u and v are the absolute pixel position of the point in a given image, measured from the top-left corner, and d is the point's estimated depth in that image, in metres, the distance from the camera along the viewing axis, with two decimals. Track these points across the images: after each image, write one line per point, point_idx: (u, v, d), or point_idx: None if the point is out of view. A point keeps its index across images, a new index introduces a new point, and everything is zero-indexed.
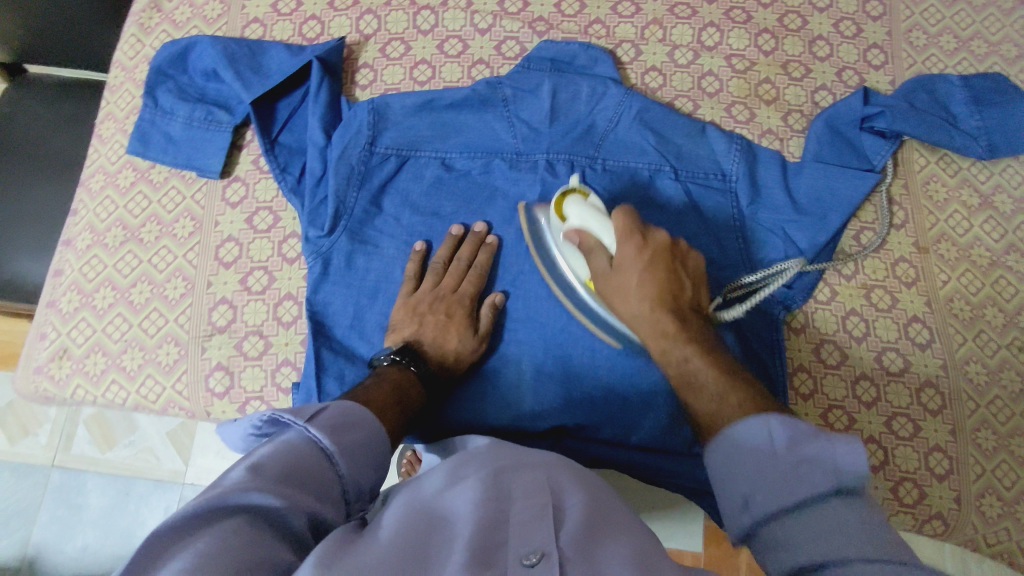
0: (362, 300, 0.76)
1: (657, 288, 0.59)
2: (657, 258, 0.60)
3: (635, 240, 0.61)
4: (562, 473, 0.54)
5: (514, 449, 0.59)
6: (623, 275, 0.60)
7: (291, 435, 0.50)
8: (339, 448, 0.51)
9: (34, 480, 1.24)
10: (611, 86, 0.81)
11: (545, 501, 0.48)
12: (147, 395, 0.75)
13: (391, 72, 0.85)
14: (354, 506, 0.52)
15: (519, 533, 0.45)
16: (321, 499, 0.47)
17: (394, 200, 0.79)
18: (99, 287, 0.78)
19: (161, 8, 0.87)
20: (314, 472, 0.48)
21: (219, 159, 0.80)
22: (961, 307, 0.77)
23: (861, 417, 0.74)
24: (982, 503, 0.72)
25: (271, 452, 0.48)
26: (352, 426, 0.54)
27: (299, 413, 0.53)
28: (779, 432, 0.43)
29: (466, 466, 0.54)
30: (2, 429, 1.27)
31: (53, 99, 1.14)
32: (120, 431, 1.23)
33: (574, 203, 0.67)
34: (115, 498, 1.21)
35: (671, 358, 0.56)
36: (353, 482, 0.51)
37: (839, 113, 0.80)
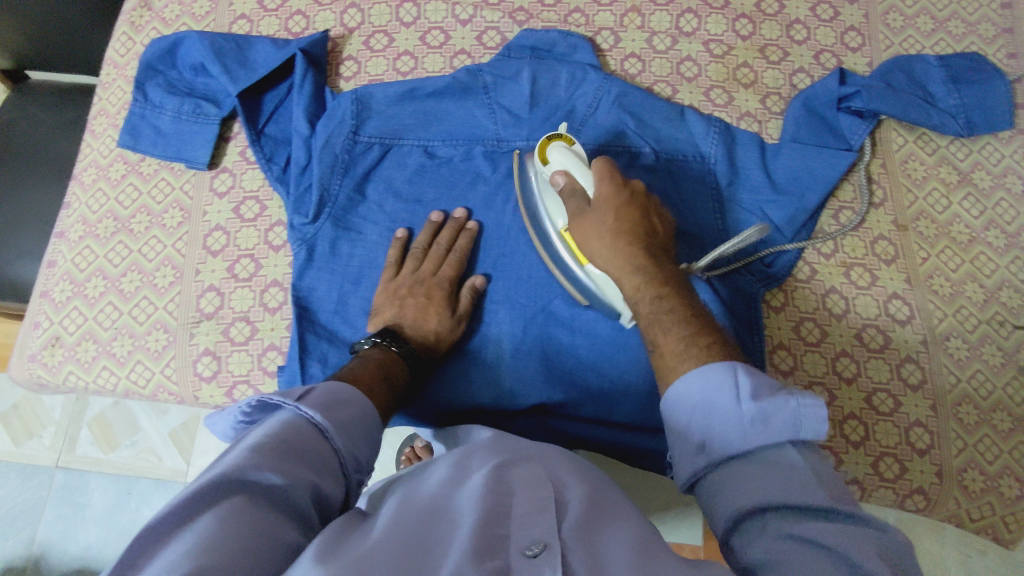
0: (346, 286, 0.78)
1: (631, 226, 0.60)
2: (633, 201, 0.61)
3: (614, 183, 0.62)
4: (562, 468, 0.55)
5: (513, 443, 0.60)
6: (600, 212, 0.61)
7: (284, 416, 0.50)
8: (332, 424, 0.52)
9: (38, 480, 1.26)
10: (590, 71, 0.82)
11: (546, 495, 0.49)
12: (137, 381, 0.77)
13: (374, 63, 0.87)
14: (352, 479, 0.52)
15: (519, 526, 0.46)
16: (321, 474, 0.48)
17: (378, 188, 0.81)
18: (90, 277, 0.80)
19: (151, 6, 0.90)
20: (311, 448, 0.49)
21: (207, 151, 0.82)
22: (941, 283, 0.77)
23: (841, 393, 0.75)
24: (964, 477, 0.72)
25: (262, 435, 0.48)
26: (343, 402, 0.54)
27: (288, 395, 0.52)
28: (743, 384, 0.47)
29: (468, 462, 0.55)
30: (7, 430, 1.29)
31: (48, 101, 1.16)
32: (122, 432, 1.25)
33: (559, 148, 0.67)
34: (117, 496, 1.23)
35: (643, 293, 0.57)
36: (350, 456, 0.52)
37: (817, 93, 0.81)
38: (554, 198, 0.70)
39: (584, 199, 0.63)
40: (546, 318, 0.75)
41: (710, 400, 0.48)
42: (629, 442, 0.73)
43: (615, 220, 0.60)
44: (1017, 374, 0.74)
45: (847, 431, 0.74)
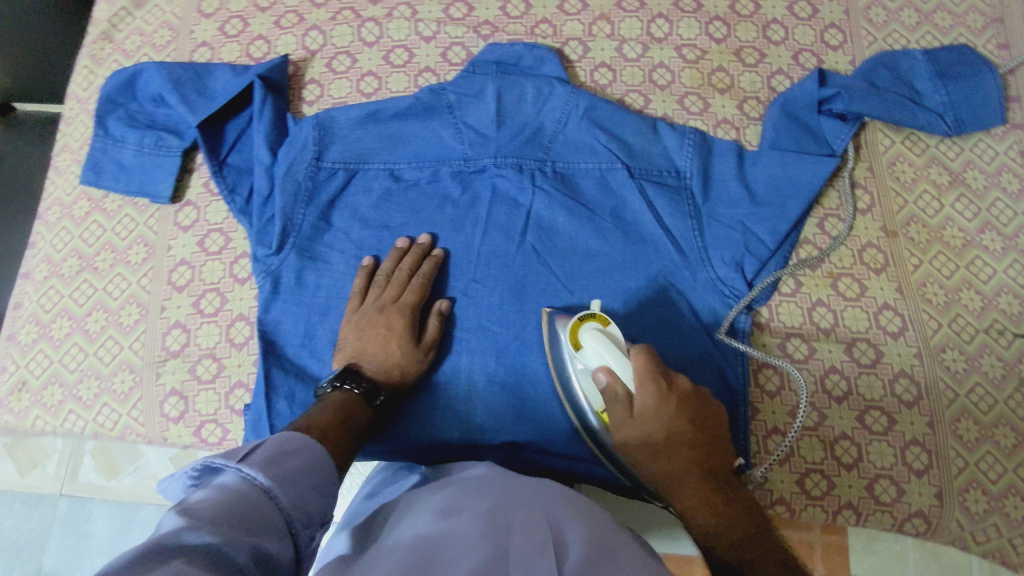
0: (313, 317, 0.75)
1: (686, 439, 0.57)
2: (682, 407, 0.58)
3: (658, 384, 0.58)
4: (558, 504, 0.52)
5: (511, 478, 0.58)
6: (651, 428, 0.58)
7: (228, 479, 0.48)
8: (275, 480, 0.49)
9: (41, 510, 1.25)
10: (556, 85, 0.79)
11: (543, 536, 0.46)
12: (104, 423, 0.75)
13: (338, 86, 0.85)
14: (302, 535, 0.49)
15: (520, 567, 0.44)
16: (261, 532, 0.45)
17: (344, 215, 0.78)
18: (56, 318, 0.78)
19: (112, 38, 0.89)
20: (254, 508, 0.46)
21: (169, 185, 0.80)
22: (934, 291, 0.73)
23: (831, 413, 0.71)
24: (966, 498, 0.68)
25: (207, 497, 0.45)
26: (289, 455, 0.52)
27: (231, 455, 0.50)
28: None
29: (462, 500, 0.53)
30: (10, 461, 1.25)
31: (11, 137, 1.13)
32: (124, 461, 1.23)
33: (592, 332, 0.63)
34: (120, 525, 1.22)
35: (717, 537, 0.55)
36: (297, 511, 0.49)
37: (795, 97, 0.77)
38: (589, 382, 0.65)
39: (627, 403, 0.59)
40: (519, 347, 0.73)
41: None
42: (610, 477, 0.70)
43: (666, 435, 0.57)
44: (1019, 386, 0.70)
45: (839, 454, 0.70)
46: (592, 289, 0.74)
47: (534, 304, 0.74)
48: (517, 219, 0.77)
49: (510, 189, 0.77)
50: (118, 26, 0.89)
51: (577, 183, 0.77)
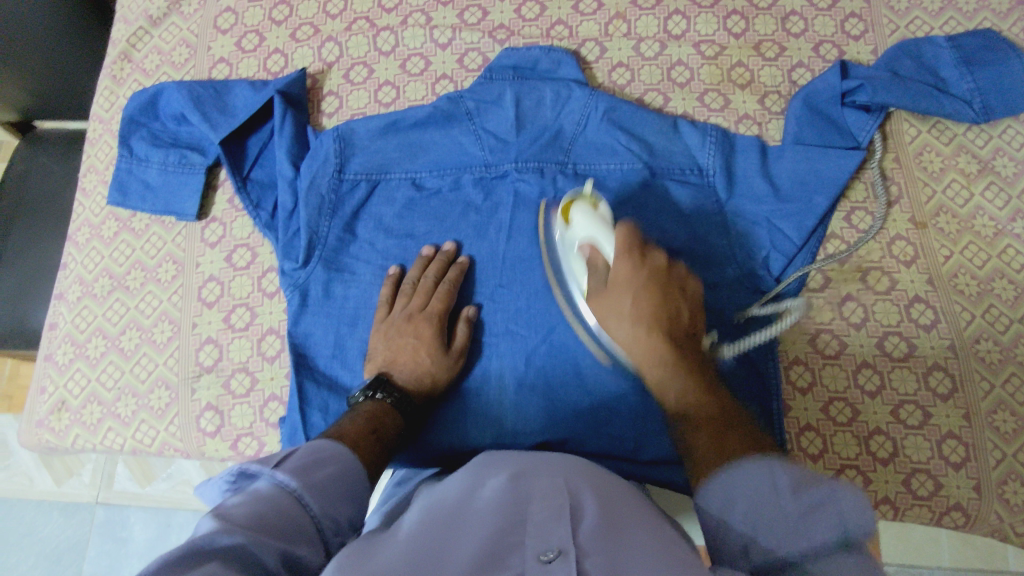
0: (343, 329, 0.76)
1: (650, 309, 0.61)
2: (653, 278, 0.62)
3: (633, 256, 0.63)
4: (578, 478, 0.53)
5: (530, 454, 0.59)
6: (620, 293, 0.62)
7: (262, 485, 0.49)
8: (307, 487, 0.50)
9: (80, 517, 1.27)
10: (575, 88, 0.78)
11: (563, 504, 0.48)
12: (143, 439, 0.76)
13: (356, 96, 0.85)
14: (333, 542, 0.50)
15: (536, 533, 0.45)
16: (294, 539, 0.46)
17: (368, 225, 0.79)
18: (91, 337, 0.80)
19: (132, 58, 0.90)
20: (286, 515, 0.47)
21: (194, 203, 0.81)
22: (966, 282, 0.73)
23: (865, 407, 0.71)
24: (1005, 490, 0.68)
25: (241, 502, 0.46)
26: (322, 462, 0.53)
27: (265, 461, 0.51)
28: (782, 478, 0.46)
29: (485, 474, 0.54)
30: (49, 472, 1.30)
31: (30, 154, 1.15)
32: (158, 466, 1.26)
33: (580, 210, 0.67)
34: (158, 529, 1.24)
35: (667, 388, 0.58)
36: (327, 519, 0.50)
37: (817, 90, 0.77)
38: (578, 260, 0.68)
39: (603, 274, 0.64)
40: (547, 350, 0.73)
41: (749, 496, 0.46)
42: (641, 474, 0.71)
43: (632, 302, 0.61)
44: None
45: (874, 448, 0.70)
46: None
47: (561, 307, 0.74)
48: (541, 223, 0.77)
49: (531, 191, 0.77)
50: (137, 45, 0.90)
51: (600, 184, 0.77)
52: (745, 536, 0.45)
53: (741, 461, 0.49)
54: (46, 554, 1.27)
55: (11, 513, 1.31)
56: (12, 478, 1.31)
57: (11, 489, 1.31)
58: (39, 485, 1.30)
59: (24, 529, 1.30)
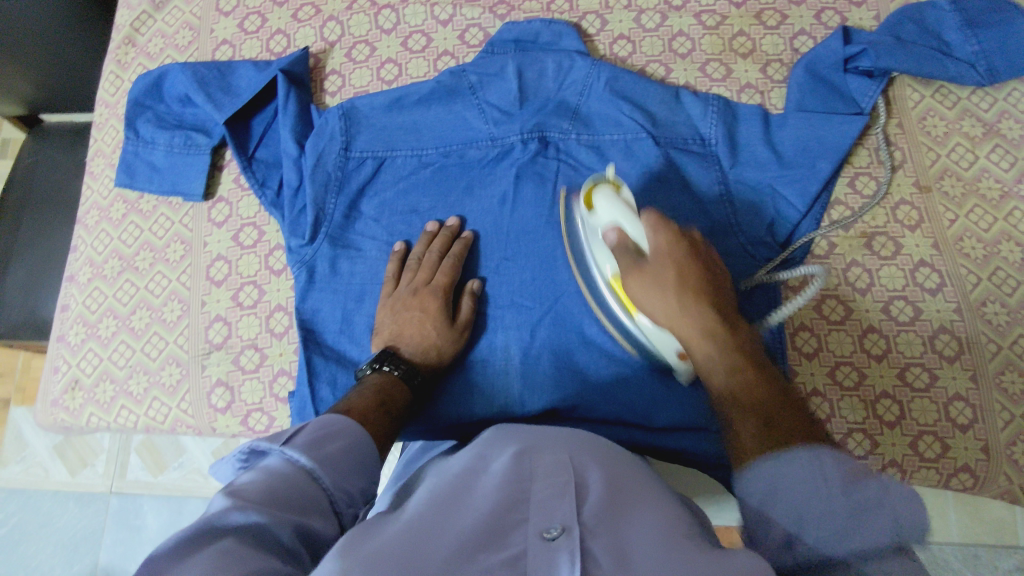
0: (350, 304, 0.77)
1: (691, 286, 0.57)
2: (689, 254, 0.59)
3: (669, 233, 0.59)
4: (582, 450, 0.54)
5: (533, 428, 0.59)
6: (660, 273, 0.58)
7: (271, 462, 0.49)
8: (318, 461, 0.50)
9: (95, 506, 1.29)
10: (577, 58, 0.78)
11: (567, 478, 0.49)
12: (155, 416, 0.78)
13: (358, 75, 0.85)
14: (346, 513, 0.50)
15: (540, 510, 0.46)
16: (308, 513, 0.47)
17: (373, 202, 0.79)
18: (102, 317, 0.81)
19: (136, 42, 0.90)
20: (298, 489, 0.47)
21: (201, 183, 0.82)
22: (972, 246, 0.72)
23: (871, 372, 0.71)
24: (1014, 451, 0.68)
25: (253, 479, 0.47)
26: (331, 436, 0.53)
27: (275, 438, 0.51)
28: (833, 468, 0.44)
29: (489, 451, 0.55)
30: (64, 462, 1.32)
31: (38, 146, 1.16)
32: (169, 454, 1.28)
33: (604, 195, 0.64)
34: (170, 517, 1.25)
35: (714, 365, 0.55)
36: (339, 491, 0.50)
37: (820, 57, 0.76)
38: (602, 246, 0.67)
39: (637, 254, 0.59)
40: (552, 321, 0.74)
41: (800, 489, 0.43)
42: (649, 443, 0.71)
43: (675, 280, 0.57)
44: None
45: (880, 412, 0.70)
46: None
47: (566, 277, 0.75)
48: (545, 196, 0.77)
49: (535, 164, 0.77)
50: (141, 29, 0.91)
51: (604, 155, 0.77)
52: (793, 526, 0.42)
53: (796, 451, 0.45)
54: (62, 543, 1.29)
55: (27, 503, 1.33)
56: (28, 469, 1.33)
57: (27, 480, 1.33)
58: (54, 476, 1.32)
59: (40, 518, 1.32)
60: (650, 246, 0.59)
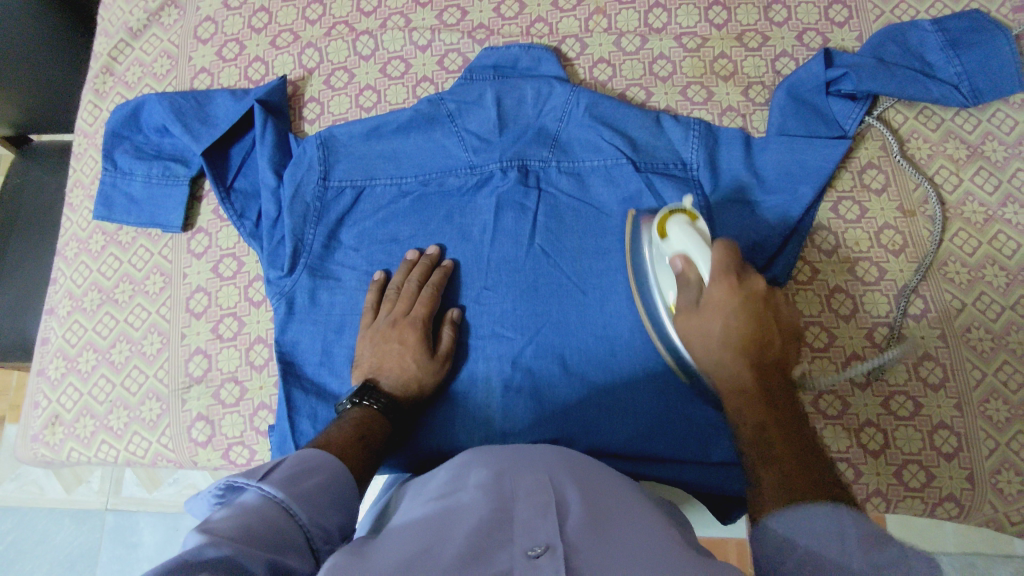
0: (330, 335, 0.76)
1: (742, 337, 0.56)
2: (751, 303, 0.57)
3: (729, 281, 0.57)
4: (561, 470, 0.54)
5: (511, 447, 0.59)
6: (710, 317, 0.57)
7: (247, 497, 0.49)
8: (295, 497, 0.50)
9: (90, 523, 1.29)
10: (556, 84, 0.78)
11: (548, 498, 0.48)
12: (136, 451, 0.77)
13: (337, 102, 0.85)
14: (323, 550, 0.50)
15: (524, 530, 0.45)
16: (284, 548, 0.46)
17: (352, 231, 0.79)
18: (82, 351, 0.80)
19: (114, 71, 0.90)
20: (274, 525, 0.47)
21: (179, 214, 0.81)
22: (956, 271, 0.72)
23: (855, 399, 0.70)
24: (998, 479, 0.67)
25: (228, 515, 0.46)
26: (308, 473, 0.53)
27: (251, 474, 0.51)
28: (852, 528, 0.43)
29: (468, 470, 0.54)
30: (58, 480, 1.32)
31: (23, 169, 1.16)
32: (164, 472, 1.27)
33: (679, 224, 0.63)
34: (166, 534, 1.25)
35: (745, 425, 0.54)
36: (316, 527, 0.49)
37: (801, 80, 0.75)
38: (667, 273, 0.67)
39: (696, 289, 0.60)
40: (534, 351, 0.74)
41: (808, 534, 0.43)
42: (630, 472, 0.71)
43: (722, 326, 0.57)
44: None
45: (864, 440, 0.69)
46: (605, 287, 0.74)
47: (548, 306, 0.74)
48: (525, 224, 0.76)
49: (516, 192, 0.77)
50: (118, 58, 0.90)
51: (584, 181, 0.77)
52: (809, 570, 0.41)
53: (801, 509, 0.46)
54: (57, 562, 1.29)
55: (21, 521, 1.32)
56: (23, 487, 1.33)
57: (22, 497, 1.33)
58: (49, 494, 1.32)
59: (34, 537, 1.31)
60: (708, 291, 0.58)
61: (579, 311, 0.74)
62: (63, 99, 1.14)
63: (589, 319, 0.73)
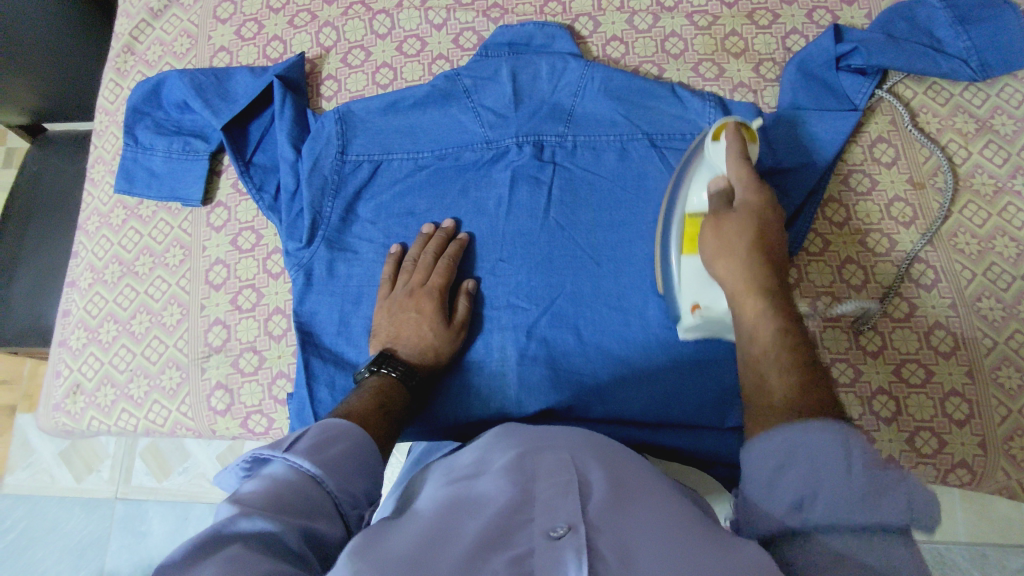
0: (347, 306, 0.77)
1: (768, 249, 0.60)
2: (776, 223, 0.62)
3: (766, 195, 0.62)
4: (584, 449, 0.54)
5: (534, 429, 0.59)
6: (744, 217, 0.61)
7: (273, 470, 0.49)
8: (321, 466, 0.50)
9: (101, 512, 1.30)
10: (570, 60, 0.79)
11: (569, 477, 0.48)
12: (155, 419, 0.78)
13: (354, 79, 0.86)
14: (351, 515, 0.50)
15: (545, 510, 0.45)
16: (313, 517, 0.46)
17: (370, 205, 0.80)
18: (103, 322, 0.82)
19: (135, 50, 0.92)
20: (303, 495, 0.47)
21: (199, 188, 0.83)
22: (966, 241, 0.73)
23: (867, 368, 0.71)
24: (1011, 446, 0.68)
25: (256, 488, 0.46)
26: (333, 440, 0.53)
27: (276, 445, 0.51)
28: (858, 456, 0.45)
29: (493, 453, 0.54)
30: (68, 468, 1.33)
31: (40, 154, 1.17)
32: (174, 460, 1.29)
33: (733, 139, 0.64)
34: (176, 523, 1.26)
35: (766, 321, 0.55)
36: (344, 494, 0.50)
37: (812, 55, 0.77)
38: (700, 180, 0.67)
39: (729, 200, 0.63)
40: (548, 321, 0.75)
41: (813, 457, 0.46)
42: (645, 440, 0.72)
43: (756, 228, 0.60)
44: None
45: (877, 408, 0.70)
46: (619, 259, 0.75)
47: (563, 277, 0.75)
48: (540, 197, 0.78)
49: (531, 166, 0.78)
50: (139, 38, 0.92)
51: (599, 155, 0.78)
52: (805, 491, 0.45)
53: (814, 422, 0.47)
54: (67, 550, 1.29)
55: (32, 509, 1.33)
56: (34, 475, 1.34)
57: (34, 485, 1.34)
58: (61, 482, 1.33)
59: (45, 525, 1.32)
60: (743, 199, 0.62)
61: (593, 282, 0.75)
62: (80, 83, 1.15)
63: (604, 289, 0.74)
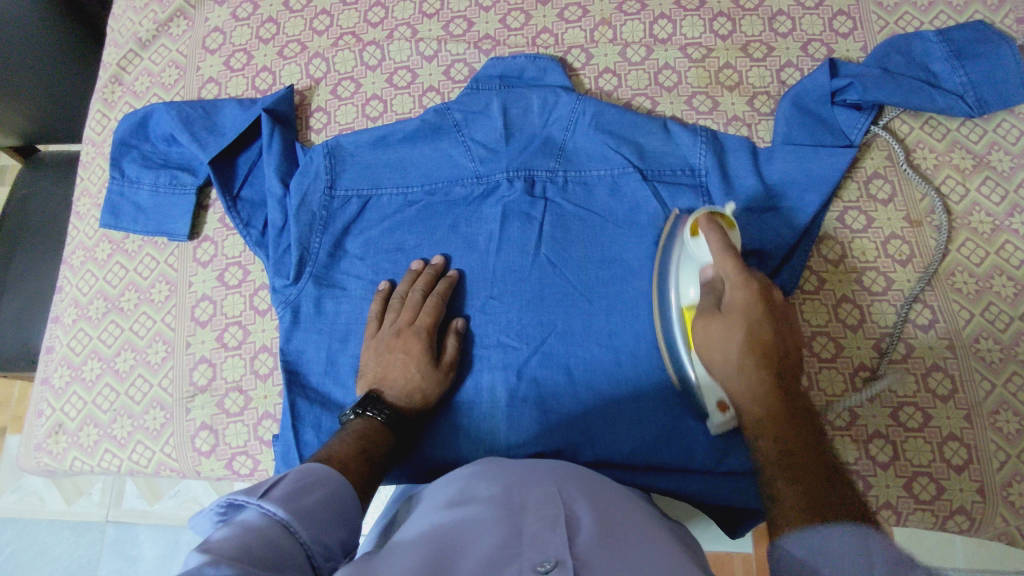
0: (334, 344, 0.76)
1: (763, 346, 0.55)
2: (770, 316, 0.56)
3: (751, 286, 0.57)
4: (573, 486, 0.52)
5: (519, 462, 0.57)
6: (732, 322, 0.56)
7: (246, 516, 0.47)
8: (296, 514, 0.49)
9: (91, 535, 1.28)
10: (562, 94, 0.78)
11: (557, 512, 0.47)
12: (139, 460, 0.77)
13: (344, 112, 0.85)
14: (323, 568, 0.48)
15: (533, 544, 0.44)
16: (284, 567, 0.44)
17: (358, 241, 0.79)
18: (86, 359, 0.80)
19: (122, 81, 0.91)
20: (274, 544, 0.45)
21: (185, 223, 0.81)
22: (964, 280, 0.72)
23: (863, 411, 0.70)
24: (1010, 492, 0.67)
25: (227, 535, 0.44)
26: (309, 489, 0.52)
27: (252, 491, 0.50)
28: None
29: (478, 482, 0.53)
30: (58, 491, 1.31)
31: (30, 178, 1.16)
32: (165, 484, 1.27)
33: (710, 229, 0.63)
34: (166, 548, 1.24)
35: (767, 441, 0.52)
36: (317, 544, 0.48)
37: (806, 90, 0.75)
38: (686, 272, 0.66)
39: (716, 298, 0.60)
40: (539, 361, 0.73)
41: None
42: (635, 481, 0.70)
43: (746, 335, 0.55)
44: None
45: (873, 452, 0.69)
46: (611, 297, 0.73)
47: (554, 315, 0.74)
48: (531, 233, 0.76)
49: (522, 201, 0.77)
50: (127, 68, 0.91)
51: (590, 191, 0.77)
52: None
53: None
54: None
55: (20, 533, 1.31)
56: (23, 499, 1.32)
57: (22, 510, 1.32)
58: (50, 506, 1.31)
59: (33, 550, 1.29)
60: (729, 298, 0.58)
61: (584, 320, 0.73)
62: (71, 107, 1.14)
63: (596, 328, 0.73)
